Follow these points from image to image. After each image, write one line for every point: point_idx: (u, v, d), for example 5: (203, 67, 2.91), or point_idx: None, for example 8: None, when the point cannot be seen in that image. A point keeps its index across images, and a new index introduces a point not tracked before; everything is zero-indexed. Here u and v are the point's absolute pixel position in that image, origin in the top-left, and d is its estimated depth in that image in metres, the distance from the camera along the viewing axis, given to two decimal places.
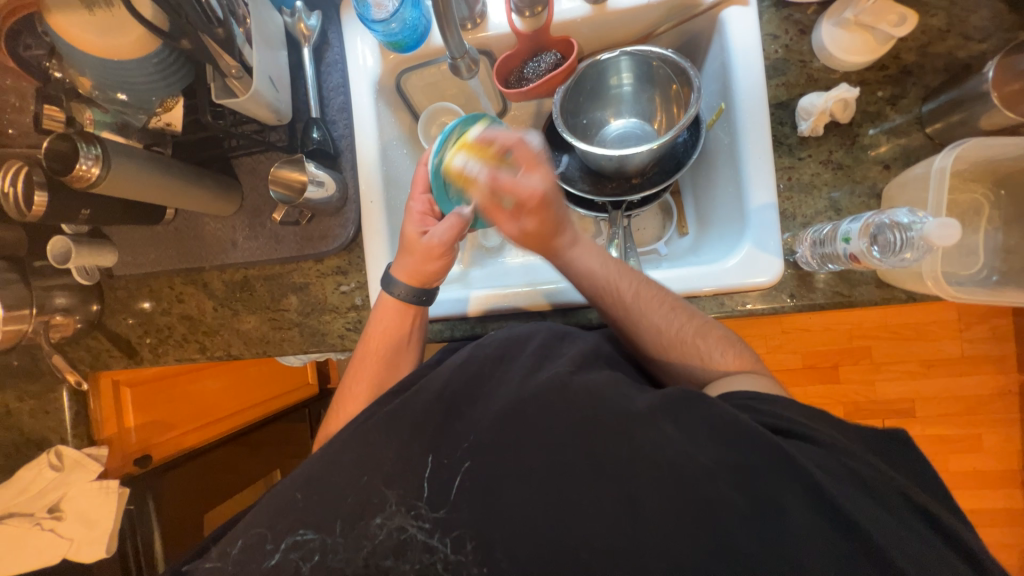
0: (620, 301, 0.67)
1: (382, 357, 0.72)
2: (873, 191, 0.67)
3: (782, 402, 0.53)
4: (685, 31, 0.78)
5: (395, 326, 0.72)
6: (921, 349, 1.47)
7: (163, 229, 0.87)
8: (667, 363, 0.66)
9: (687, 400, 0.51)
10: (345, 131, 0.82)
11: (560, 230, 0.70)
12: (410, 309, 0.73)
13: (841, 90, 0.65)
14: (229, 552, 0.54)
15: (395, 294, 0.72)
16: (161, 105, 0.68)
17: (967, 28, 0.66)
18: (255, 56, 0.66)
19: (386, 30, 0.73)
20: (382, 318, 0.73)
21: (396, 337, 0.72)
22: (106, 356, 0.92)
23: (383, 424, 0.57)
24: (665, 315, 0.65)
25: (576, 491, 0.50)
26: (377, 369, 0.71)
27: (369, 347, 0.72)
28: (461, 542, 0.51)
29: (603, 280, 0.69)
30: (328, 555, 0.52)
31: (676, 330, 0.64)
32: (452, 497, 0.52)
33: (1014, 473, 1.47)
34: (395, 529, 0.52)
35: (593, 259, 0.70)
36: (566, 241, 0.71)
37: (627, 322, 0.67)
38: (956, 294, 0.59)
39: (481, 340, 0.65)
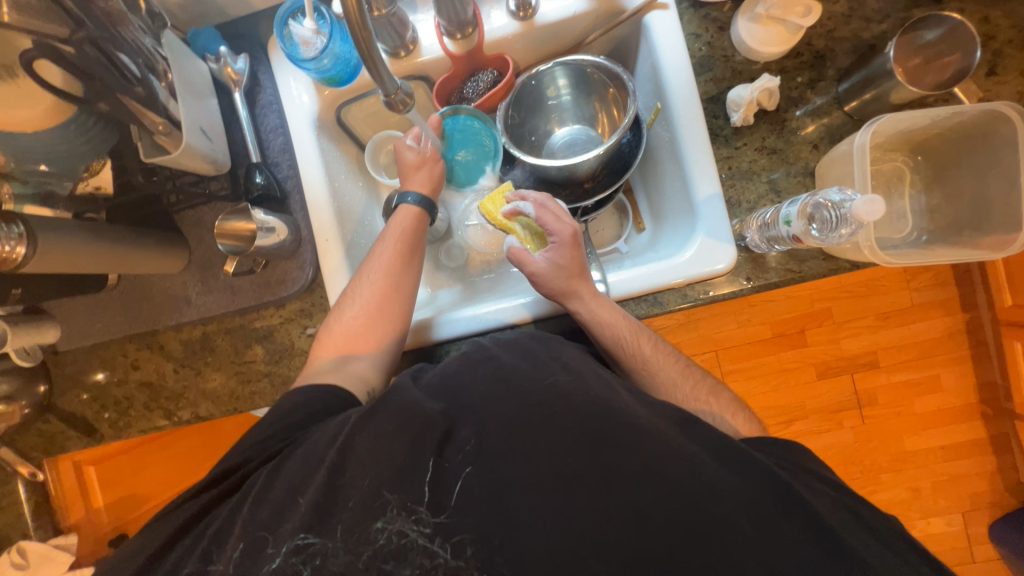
0: (639, 353, 0.67)
1: (400, 252, 0.75)
2: (806, 170, 0.71)
3: None
4: (613, 37, 0.80)
5: (417, 230, 0.77)
6: (874, 304, 1.56)
7: (107, 295, 0.83)
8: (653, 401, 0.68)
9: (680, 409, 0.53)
10: (289, 171, 0.80)
11: (584, 276, 0.70)
12: (425, 215, 0.78)
13: (764, 79, 0.68)
14: (229, 557, 0.50)
15: (410, 203, 0.78)
16: (87, 170, 0.70)
17: (867, 11, 0.70)
18: (183, 108, 0.63)
19: (318, 67, 0.72)
20: (398, 221, 0.77)
21: (412, 239, 0.76)
22: (61, 439, 0.86)
23: (396, 420, 0.54)
24: (679, 371, 0.68)
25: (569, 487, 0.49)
26: (391, 259, 0.74)
27: (387, 244, 0.75)
28: (462, 547, 0.49)
29: (627, 332, 0.68)
30: (328, 560, 0.48)
31: (679, 381, 0.66)
32: (454, 500, 0.51)
33: (971, 406, 1.58)
34: (394, 534, 0.49)
35: (616, 314, 0.69)
36: (590, 288, 0.70)
37: (645, 376, 0.68)
38: (890, 260, 0.63)
39: (467, 350, 0.65)
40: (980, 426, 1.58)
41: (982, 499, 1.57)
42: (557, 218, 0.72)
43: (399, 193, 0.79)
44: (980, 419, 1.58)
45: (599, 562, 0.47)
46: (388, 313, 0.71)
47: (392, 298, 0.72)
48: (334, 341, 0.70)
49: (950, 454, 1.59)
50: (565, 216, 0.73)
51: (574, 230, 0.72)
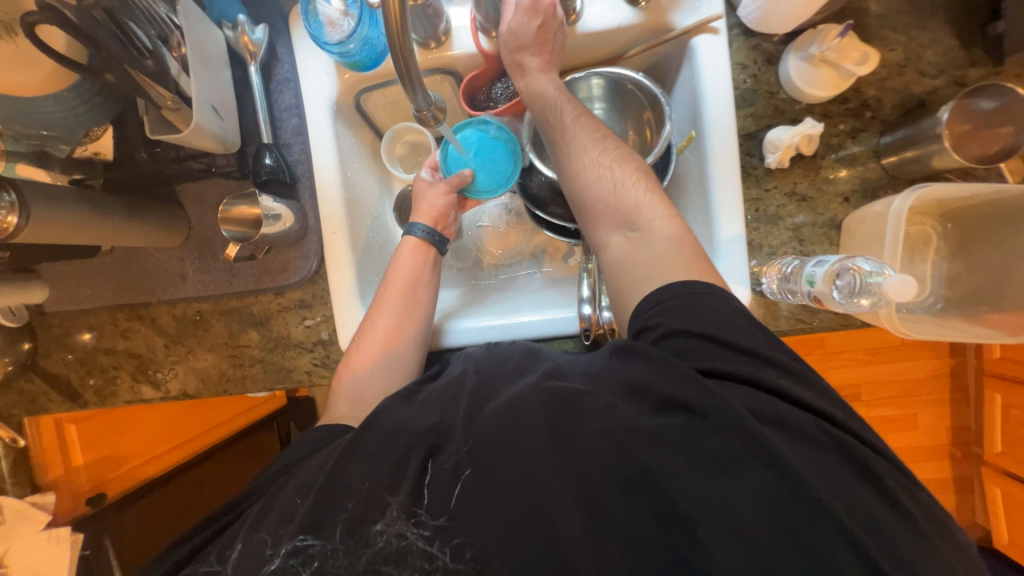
0: (559, 121, 0.67)
1: (403, 292, 0.71)
2: (833, 222, 0.69)
3: (728, 325, 0.50)
4: (654, 54, 0.76)
5: (422, 265, 0.74)
6: (867, 339, 1.58)
7: (100, 261, 0.80)
8: (571, 176, 0.65)
9: (653, 357, 0.49)
10: (301, 156, 0.77)
11: (538, 46, 0.68)
12: (427, 249, 0.75)
13: (807, 125, 0.66)
14: (229, 556, 0.50)
15: (417, 236, 0.75)
16: (86, 135, 0.63)
17: (923, 64, 0.67)
18: (195, 84, 0.59)
19: (343, 51, 0.67)
20: (401, 258, 0.74)
21: (415, 275, 0.73)
22: (43, 400, 0.85)
23: (381, 441, 0.53)
24: (614, 166, 0.63)
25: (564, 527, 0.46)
26: (393, 299, 0.71)
27: (390, 284, 0.72)
28: (462, 550, 0.46)
29: (552, 103, 0.68)
30: (327, 562, 0.48)
31: (605, 213, 0.62)
32: (454, 501, 0.48)
33: (942, 447, 1.63)
34: (394, 536, 0.48)
35: (548, 85, 0.68)
36: (536, 57, 0.68)
37: (564, 140, 0.66)
38: (907, 332, 0.62)
39: (464, 370, 0.61)
40: (947, 466, 1.63)
41: None
42: None
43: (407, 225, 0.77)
44: (949, 460, 1.63)
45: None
46: (395, 355, 0.69)
47: (399, 340, 0.69)
48: (343, 386, 0.67)
49: None
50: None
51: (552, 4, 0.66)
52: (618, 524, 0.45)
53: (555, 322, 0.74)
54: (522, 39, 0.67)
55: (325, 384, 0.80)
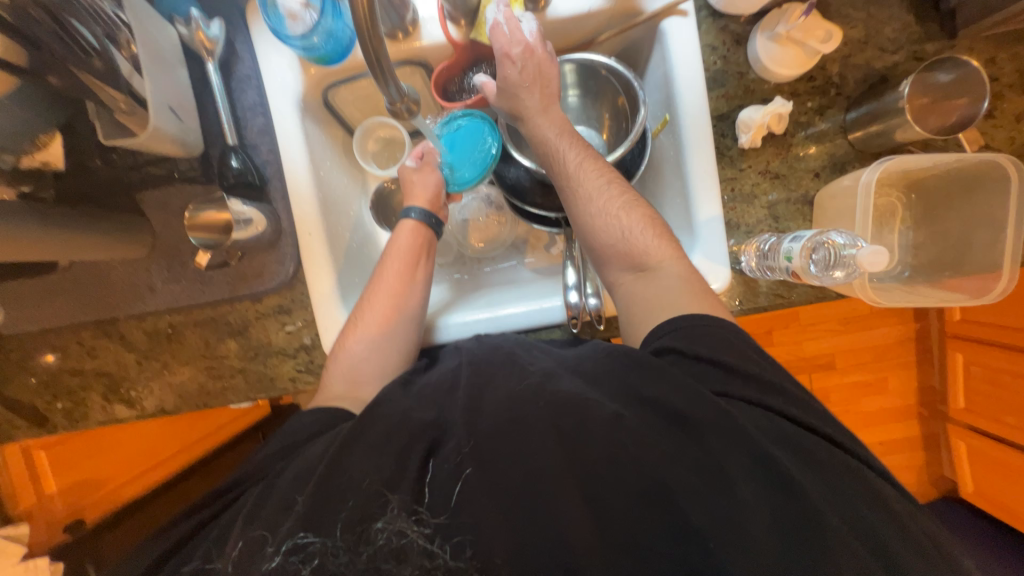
0: (565, 170, 0.68)
1: (400, 272, 0.71)
2: (806, 198, 0.71)
3: (719, 331, 0.56)
4: (625, 39, 0.76)
5: (420, 247, 0.74)
6: (838, 310, 1.64)
7: (58, 278, 0.76)
8: (581, 222, 0.68)
9: (649, 367, 0.54)
10: (270, 156, 0.74)
11: (534, 91, 0.69)
12: (424, 229, 0.75)
13: (777, 104, 0.67)
14: (229, 555, 0.47)
15: (413, 219, 0.74)
16: (34, 143, 0.59)
17: (882, 40, 0.69)
18: (148, 84, 0.56)
19: (306, 45, 0.65)
20: (399, 238, 0.74)
21: (412, 255, 0.73)
22: (7, 428, 0.80)
23: (384, 431, 0.52)
24: (624, 217, 0.66)
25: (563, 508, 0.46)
26: (391, 280, 0.71)
27: (387, 264, 0.72)
28: (463, 547, 0.44)
29: (557, 150, 0.69)
30: (327, 560, 0.44)
31: (616, 258, 0.67)
32: (454, 500, 0.47)
33: (911, 407, 1.72)
34: (394, 534, 0.45)
35: (550, 131, 0.69)
36: (535, 102, 0.69)
37: (571, 193, 0.68)
38: (877, 299, 0.65)
39: (459, 364, 0.62)
40: (916, 425, 1.73)
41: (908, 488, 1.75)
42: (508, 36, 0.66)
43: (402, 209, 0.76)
44: (917, 419, 1.72)
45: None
46: (391, 336, 0.68)
47: (396, 321, 0.69)
48: (338, 364, 0.67)
49: (887, 448, 1.73)
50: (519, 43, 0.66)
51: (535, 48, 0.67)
52: (616, 507, 0.45)
53: (540, 311, 0.74)
54: (518, 87, 0.68)
55: (310, 389, 0.78)
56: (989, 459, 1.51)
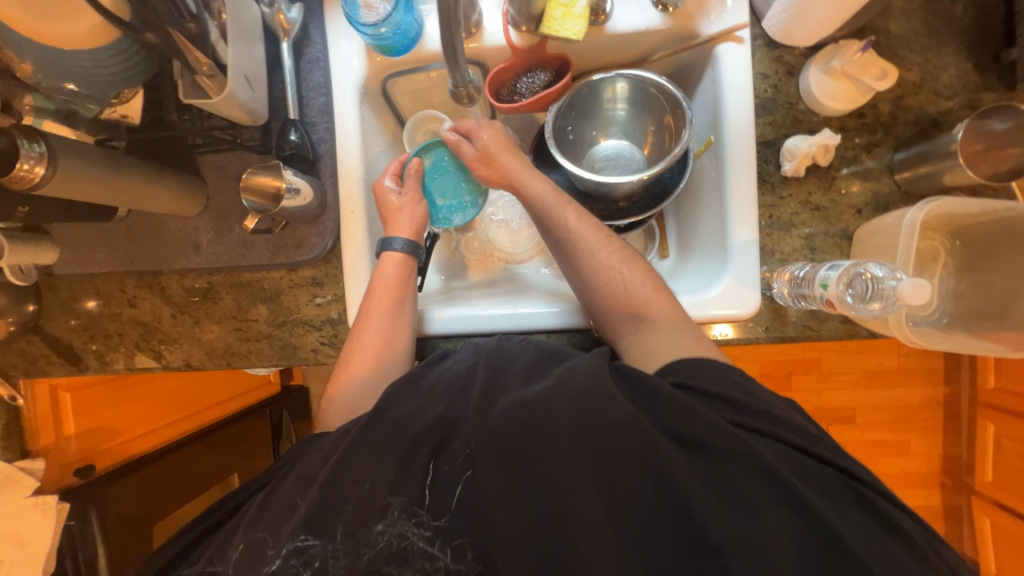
0: (564, 234, 0.71)
1: (386, 310, 0.71)
2: (845, 233, 0.70)
3: (721, 370, 0.56)
4: (678, 59, 0.78)
5: (404, 277, 0.73)
6: (863, 362, 1.59)
7: (113, 226, 0.80)
8: (595, 310, 0.69)
9: (659, 395, 0.52)
10: (325, 135, 0.77)
11: (512, 152, 0.75)
12: (411, 260, 0.75)
13: (824, 135, 0.68)
14: (228, 557, 0.49)
15: (396, 250, 0.74)
16: (117, 96, 0.64)
17: (938, 85, 0.69)
18: (230, 53, 0.60)
19: (375, 34, 0.68)
20: (383, 271, 0.73)
21: (400, 288, 0.72)
22: (43, 362, 0.84)
23: (388, 433, 0.52)
24: (617, 264, 0.68)
25: (583, 515, 0.46)
26: (377, 317, 0.70)
27: (373, 300, 0.71)
28: (462, 551, 0.48)
29: (551, 207, 0.72)
30: (328, 562, 0.47)
31: (617, 313, 0.67)
32: (454, 504, 0.49)
33: (933, 475, 1.63)
34: (395, 537, 0.48)
35: (541, 193, 0.73)
36: (522, 163, 0.75)
37: (570, 258, 0.70)
38: (913, 339, 0.63)
39: (476, 362, 0.61)
40: (936, 494, 1.64)
41: None
42: (520, 57, 0.76)
43: (384, 240, 0.75)
44: (938, 488, 1.64)
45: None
46: (383, 370, 0.69)
47: (387, 355, 0.69)
48: (333, 406, 0.68)
49: (905, 515, 1.64)
50: (532, 48, 0.74)
51: (491, 124, 0.77)
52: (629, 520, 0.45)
53: (563, 314, 0.74)
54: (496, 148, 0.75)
55: (330, 363, 0.80)
56: (1015, 541, 1.42)
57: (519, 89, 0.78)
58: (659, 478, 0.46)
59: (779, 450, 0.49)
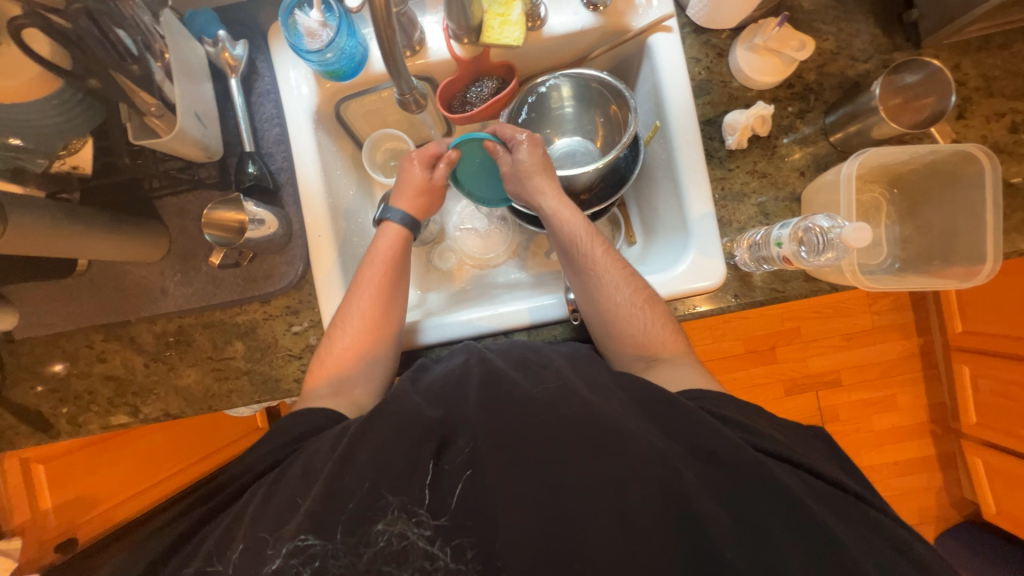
0: (588, 258, 0.71)
1: (384, 282, 0.72)
2: (793, 196, 0.74)
3: (725, 401, 0.57)
4: (616, 55, 0.82)
5: (402, 251, 0.75)
6: (839, 324, 1.65)
7: (74, 282, 0.78)
8: (610, 342, 0.70)
9: (674, 410, 0.53)
10: (284, 164, 0.78)
11: (546, 180, 0.75)
12: (407, 236, 0.77)
13: (758, 107, 0.72)
14: (228, 557, 0.47)
15: (395, 222, 0.77)
16: (65, 147, 0.65)
17: (853, 51, 0.75)
18: (178, 92, 0.61)
19: (321, 60, 0.70)
20: (382, 241, 0.76)
21: (398, 262, 0.75)
22: (10, 433, 0.80)
23: (393, 429, 0.52)
24: (637, 300, 0.68)
25: (580, 498, 0.47)
26: (375, 287, 0.71)
27: (372, 271, 0.73)
28: (462, 550, 0.47)
29: (578, 232, 0.72)
30: (329, 562, 0.46)
31: (629, 347, 0.68)
32: (454, 502, 0.49)
33: (923, 425, 1.68)
34: (395, 536, 0.47)
35: (570, 219, 0.73)
36: (553, 194, 0.74)
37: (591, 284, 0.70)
38: (869, 284, 0.66)
39: (467, 358, 0.63)
40: (929, 443, 1.68)
41: (930, 513, 1.67)
42: (466, 67, 0.78)
43: (385, 209, 0.78)
44: (930, 437, 1.68)
45: (583, 564, 0.44)
46: (375, 341, 0.69)
47: (380, 326, 0.70)
48: (323, 370, 0.67)
49: (903, 469, 1.67)
50: (476, 57, 0.77)
51: (529, 136, 0.76)
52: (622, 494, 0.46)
53: (541, 311, 0.76)
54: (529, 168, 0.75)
55: None
56: (1008, 476, 1.46)
57: (469, 98, 0.81)
58: (647, 454, 0.48)
59: (784, 466, 0.50)
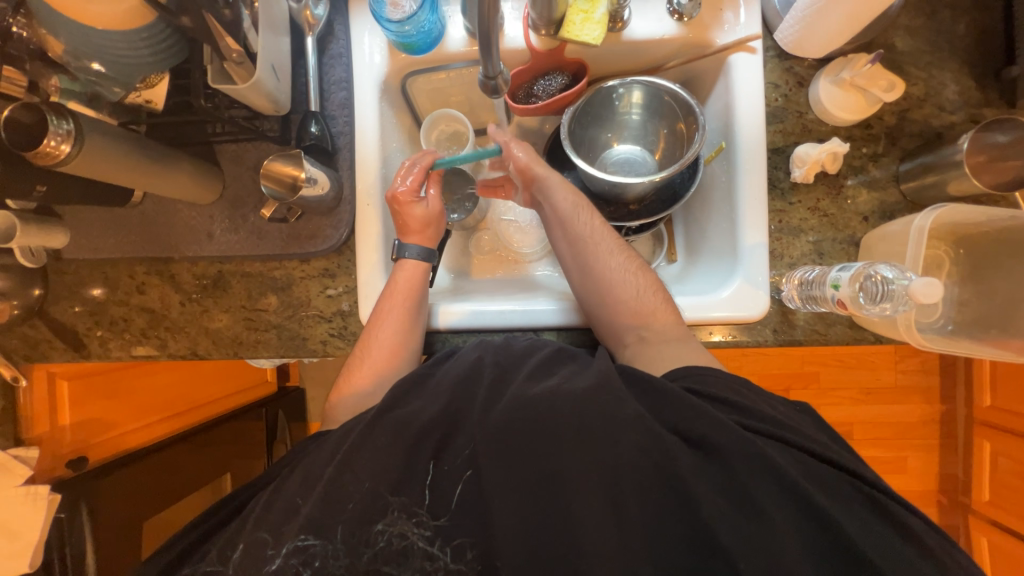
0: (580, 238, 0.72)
1: (405, 314, 0.71)
2: (852, 240, 0.72)
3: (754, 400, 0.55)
4: (692, 68, 0.80)
5: (422, 285, 0.73)
6: (862, 377, 1.61)
7: (127, 212, 0.80)
8: (607, 321, 0.69)
9: (660, 393, 0.52)
10: (344, 128, 0.79)
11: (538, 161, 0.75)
12: (427, 267, 0.75)
13: (833, 143, 0.70)
14: (228, 558, 0.49)
15: (413, 257, 0.75)
16: (143, 82, 0.65)
17: (942, 100, 0.72)
18: (260, 42, 0.62)
19: (400, 31, 0.70)
20: (400, 275, 0.73)
21: (419, 293, 0.73)
22: (46, 347, 0.83)
23: (391, 432, 0.51)
24: (629, 275, 0.69)
25: (587, 521, 0.46)
26: (394, 318, 0.70)
27: (392, 302, 0.71)
28: (462, 550, 0.48)
29: (570, 213, 0.73)
30: (328, 561, 0.47)
31: (625, 321, 0.67)
32: (454, 503, 0.49)
33: (931, 493, 1.63)
34: (395, 536, 0.48)
35: (562, 198, 0.74)
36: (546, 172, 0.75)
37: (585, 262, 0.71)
38: (921, 342, 0.64)
39: (480, 356, 0.60)
40: (934, 513, 1.63)
41: None
42: (537, 60, 0.78)
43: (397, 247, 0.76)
44: (936, 507, 1.63)
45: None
46: (393, 369, 0.69)
47: (398, 355, 0.70)
48: (343, 399, 0.68)
49: None
50: (550, 51, 0.76)
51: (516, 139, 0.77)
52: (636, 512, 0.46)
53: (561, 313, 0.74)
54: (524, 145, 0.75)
55: (338, 355, 0.80)
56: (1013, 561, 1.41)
57: (535, 90, 0.81)
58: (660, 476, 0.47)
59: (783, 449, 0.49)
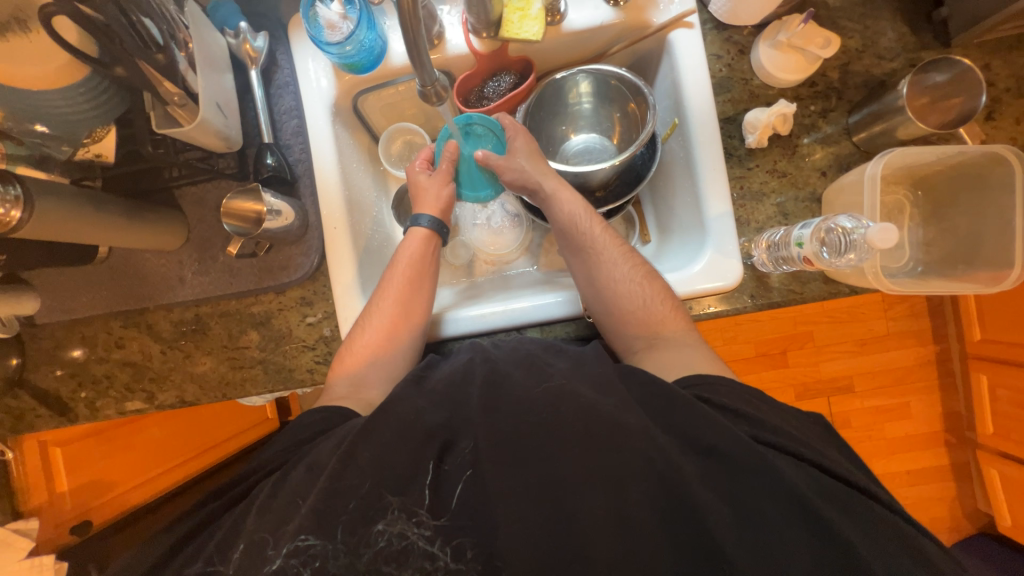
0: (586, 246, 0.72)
1: (411, 279, 0.72)
2: (814, 196, 0.73)
3: (725, 390, 0.56)
4: (636, 50, 0.81)
5: (428, 253, 0.76)
6: (853, 330, 1.63)
7: (94, 269, 0.80)
8: (613, 325, 0.70)
9: (660, 391, 0.53)
10: (301, 156, 0.79)
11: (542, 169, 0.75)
12: (434, 236, 0.77)
13: (780, 105, 0.71)
14: (230, 557, 0.48)
15: (423, 226, 0.76)
16: (89, 136, 0.64)
17: (880, 49, 0.73)
18: (200, 82, 0.62)
19: (341, 53, 0.70)
20: (408, 244, 0.76)
21: (424, 261, 0.75)
22: (30, 417, 0.82)
23: (394, 434, 0.51)
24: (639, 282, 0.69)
25: (583, 507, 0.46)
26: (400, 284, 0.72)
27: (397, 270, 0.73)
28: (463, 550, 0.47)
29: (576, 220, 0.73)
30: (328, 561, 0.46)
31: (632, 328, 0.68)
32: (454, 504, 0.48)
33: (937, 434, 1.65)
34: (395, 536, 0.47)
35: (568, 206, 0.74)
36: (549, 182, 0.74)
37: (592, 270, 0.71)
38: (891, 287, 0.65)
39: (471, 357, 0.63)
40: (943, 453, 1.65)
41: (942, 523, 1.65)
42: (484, 62, 0.78)
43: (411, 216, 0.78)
44: (944, 446, 1.65)
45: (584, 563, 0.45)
46: (389, 361, 0.68)
47: (393, 346, 0.69)
48: (343, 368, 0.67)
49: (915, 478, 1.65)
50: (495, 52, 0.77)
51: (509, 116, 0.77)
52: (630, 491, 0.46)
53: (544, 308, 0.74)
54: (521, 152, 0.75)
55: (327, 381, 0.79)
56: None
57: (486, 92, 0.81)
58: (648, 451, 0.48)
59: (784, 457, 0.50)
